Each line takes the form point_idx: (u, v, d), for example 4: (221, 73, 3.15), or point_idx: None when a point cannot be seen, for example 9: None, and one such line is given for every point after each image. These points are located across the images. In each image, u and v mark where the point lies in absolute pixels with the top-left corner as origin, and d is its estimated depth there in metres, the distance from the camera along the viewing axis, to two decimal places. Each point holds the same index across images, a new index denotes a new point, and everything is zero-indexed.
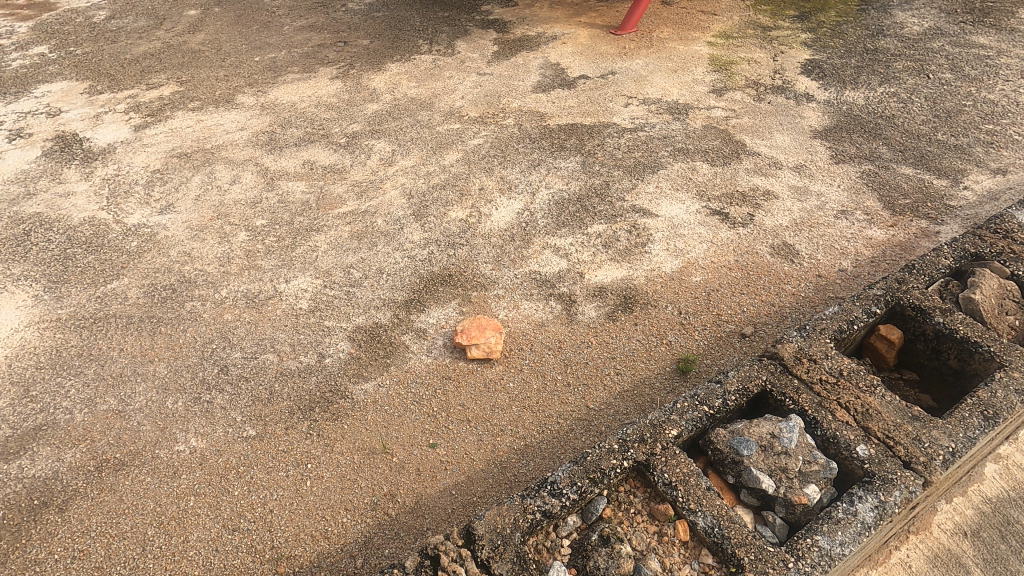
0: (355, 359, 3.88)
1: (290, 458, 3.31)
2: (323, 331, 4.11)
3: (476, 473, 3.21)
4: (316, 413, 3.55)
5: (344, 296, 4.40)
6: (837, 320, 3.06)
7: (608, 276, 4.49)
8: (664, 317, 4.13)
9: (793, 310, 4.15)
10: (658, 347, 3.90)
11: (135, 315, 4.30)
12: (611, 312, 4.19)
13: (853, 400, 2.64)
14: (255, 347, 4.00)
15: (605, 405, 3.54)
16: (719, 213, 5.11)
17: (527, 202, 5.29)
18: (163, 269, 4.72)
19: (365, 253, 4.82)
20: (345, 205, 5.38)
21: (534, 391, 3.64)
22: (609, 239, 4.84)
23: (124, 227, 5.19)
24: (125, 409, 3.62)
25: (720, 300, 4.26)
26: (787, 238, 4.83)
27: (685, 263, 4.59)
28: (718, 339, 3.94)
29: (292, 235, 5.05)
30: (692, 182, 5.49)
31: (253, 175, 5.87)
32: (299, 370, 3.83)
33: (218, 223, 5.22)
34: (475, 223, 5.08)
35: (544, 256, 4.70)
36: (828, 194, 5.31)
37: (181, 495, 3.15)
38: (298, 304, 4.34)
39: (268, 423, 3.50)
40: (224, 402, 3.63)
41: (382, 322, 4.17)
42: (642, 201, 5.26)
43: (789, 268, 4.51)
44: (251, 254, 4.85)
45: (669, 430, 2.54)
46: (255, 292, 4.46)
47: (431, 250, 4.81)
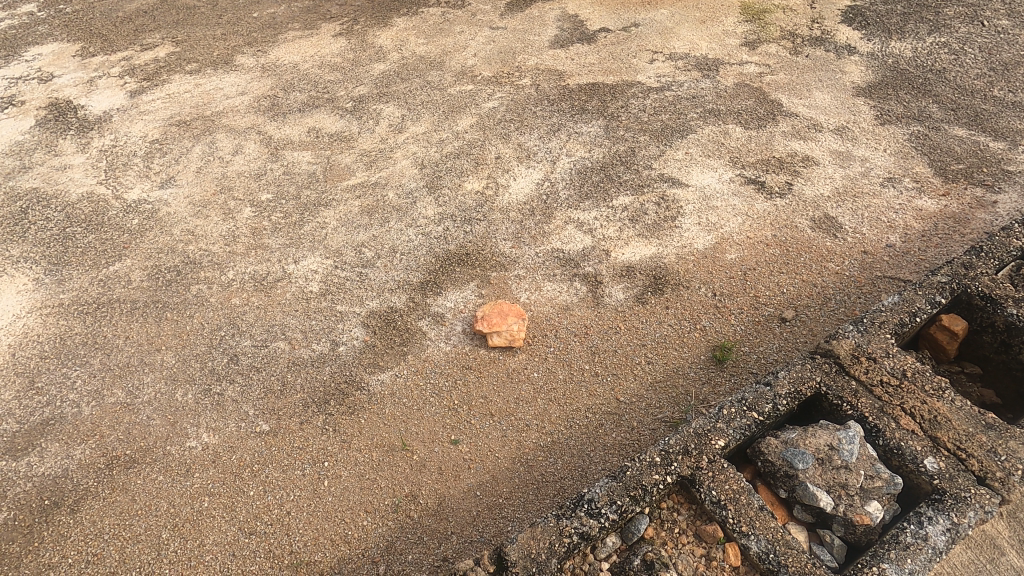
0: (370, 348, 3.69)
1: (306, 456, 3.16)
2: (336, 316, 3.90)
3: (501, 473, 3.04)
4: (331, 407, 3.39)
5: (356, 277, 4.17)
6: (898, 311, 2.77)
7: (636, 254, 4.20)
8: (697, 299, 3.86)
9: (837, 292, 3.85)
10: (692, 333, 3.65)
11: (139, 300, 4.11)
12: (641, 294, 3.92)
13: (918, 406, 2.40)
14: (265, 334, 3.82)
15: (636, 398, 3.32)
16: (754, 182, 4.75)
17: (546, 172, 4.95)
18: (167, 250, 4.50)
19: (376, 230, 4.55)
20: (355, 177, 5.08)
21: (559, 383, 3.44)
22: (636, 212, 4.52)
23: (124, 203, 4.95)
24: (133, 402, 3.48)
25: (757, 279, 3.97)
26: (829, 209, 4.47)
27: (719, 239, 4.29)
28: (756, 324, 3.67)
29: (299, 210, 4.79)
30: (724, 148, 5.10)
31: (256, 144, 5.56)
32: (312, 359, 3.65)
33: (221, 197, 4.96)
34: (492, 195, 4.77)
35: (566, 233, 4.40)
36: (873, 159, 4.90)
37: (195, 496, 3.03)
38: (308, 287, 4.13)
39: (281, 418, 3.35)
40: (235, 394, 3.48)
41: (397, 306, 3.95)
42: (671, 169, 4.90)
43: (831, 243, 4.19)
44: (257, 232, 4.61)
45: (715, 440, 2.33)
46: (263, 274, 4.25)
47: (446, 226, 4.53)
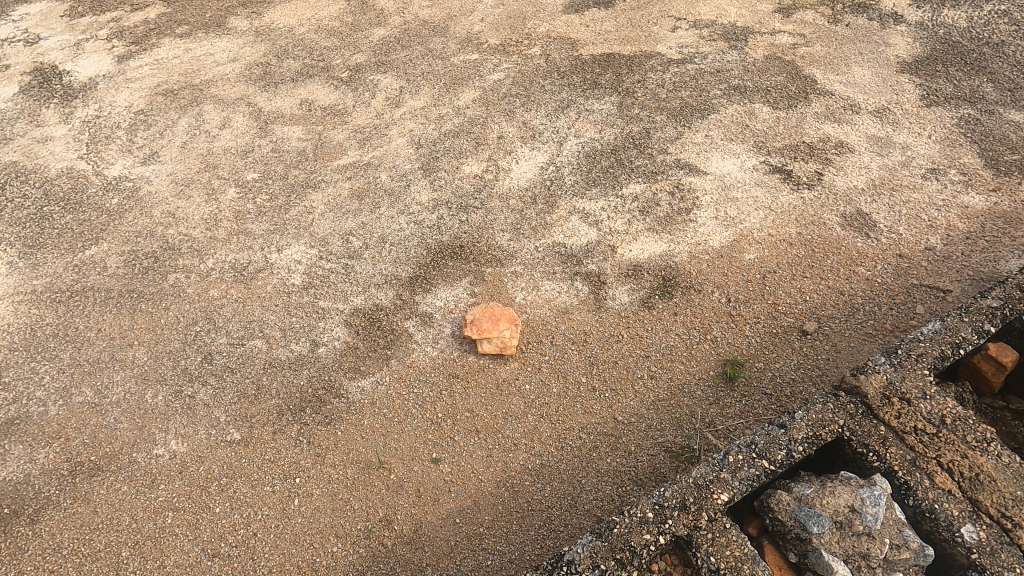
0: (351, 350, 3.44)
1: (277, 470, 2.96)
2: (317, 313, 3.65)
3: (484, 498, 2.80)
4: (306, 416, 3.17)
5: (341, 270, 3.89)
6: (939, 341, 2.41)
7: (644, 251, 3.84)
8: (709, 305, 3.51)
9: (866, 300, 3.46)
10: (701, 345, 3.32)
11: (114, 289, 3.88)
12: (647, 297, 3.59)
13: (958, 461, 2.07)
14: (242, 331, 3.59)
15: (635, 418, 3.03)
16: (780, 171, 4.31)
17: (551, 155, 4.55)
18: (145, 233, 4.25)
19: (366, 216, 4.24)
20: (346, 156, 4.74)
21: (553, 397, 3.16)
22: (647, 203, 4.13)
23: (104, 180, 4.69)
24: (101, 403, 3.29)
25: (778, 284, 3.59)
26: (863, 204, 4.03)
27: (737, 236, 3.90)
28: (773, 337, 3.32)
29: (286, 192, 4.48)
30: (748, 131, 4.63)
31: (244, 117, 5.21)
32: (289, 361, 3.42)
33: (205, 176, 4.67)
34: (492, 180, 4.40)
35: (570, 225, 4.04)
36: (916, 147, 4.40)
37: (158, 510, 2.85)
38: (290, 279, 3.87)
39: (254, 426, 3.14)
40: (207, 398, 3.28)
41: (383, 304, 3.67)
42: (689, 154, 4.47)
43: (863, 244, 3.77)
44: (240, 215, 4.33)
45: (717, 493, 2.05)
46: (244, 264, 3.99)
47: (440, 214, 4.20)
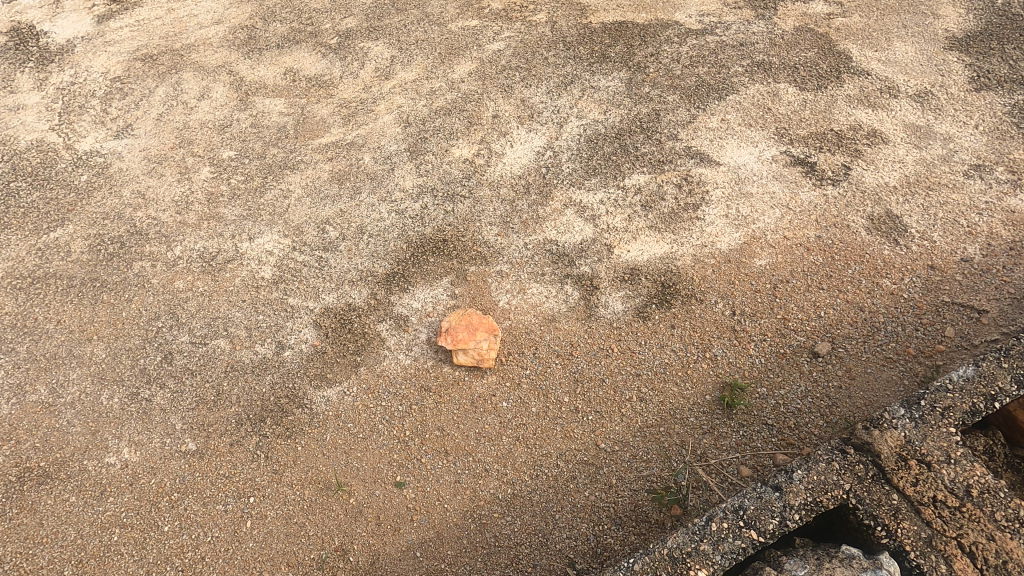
0: (318, 355, 3.20)
1: (230, 487, 2.78)
2: (286, 312, 3.39)
3: (447, 530, 2.59)
4: (266, 427, 2.96)
5: (315, 263, 3.61)
6: (971, 391, 2.04)
7: (643, 252, 3.48)
8: (711, 318, 3.17)
9: (889, 319, 3.08)
10: (699, 364, 3.01)
11: (76, 277, 3.67)
12: (643, 306, 3.25)
13: (984, 544, 1.76)
14: (206, 329, 3.36)
15: (619, 447, 2.76)
16: (802, 163, 3.87)
17: (549, 138, 4.15)
18: (113, 215, 4.00)
19: (345, 202, 3.92)
20: (329, 133, 4.39)
21: (531, 418, 2.90)
22: (650, 196, 3.75)
23: (74, 154, 4.42)
24: (55, 403, 3.12)
25: (790, 296, 3.23)
26: (894, 205, 3.59)
27: (748, 237, 3.52)
28: (779, 358, 2.99)
29: (262, 173, 4.17)
30: (770, 116, 4.16)
31: (224, 87, 4.86)
32: (252, 364, 3.19)
33: (179, 152, 4.37)
34: (482, 165, 4.04)
35: (564, 219, 3.68)
36: (959, 139, 3.91)
37: (105, 526, 2.70)
38: (260, 272, 3.60)
39: (211, 437, 2.95)
40: (164, 403, 3.08)
41: (356, 303, 3.40)
42: (701, 141, 4.03)
43: (890, 252, 3.36)
44: (212, 198, 4.05)
45: (694, 570, 1.82)
46: (213, 252, 3.73)
47: (424, 202, 3.86)
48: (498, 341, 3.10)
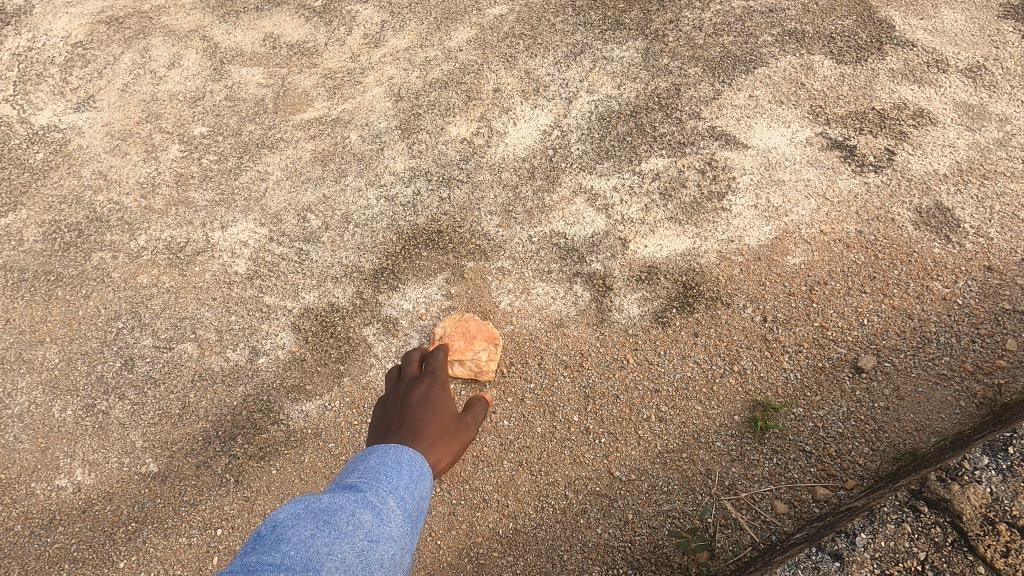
0: (297, 363, 2.85)
1: (196, 517, 2.46)
2: (261, 313, 3.03)
3: (441, 571, 2.29)
4: (237, 446, 2.63)
5: (294, 256, 3.23)
6: None
7: (662, 248, 3.10)
8: (740, 325, 2.81)
9: (941, 329, 2.73)
10: (726, 379, 2.66)
11: (29, 269, 3.29)
12: (662, 310, 2.89)
13: None
14: (171, 332, 3.00)
15: (635, 476, 2.43)
16: (841, 147, 3.45)
17: (557, 115, 3.72)
18: (71, 198, 3.60)
19: (328, 187, 3.52)
20: (312, 108, 3.95)
21: (535, 440, 2.56)
22: (670, 183, 3.34)
23: (30, 129, 3.99)
24: (2, 416, 2.79)
25: (828, 300, 2.86)
26: (945, 196, 3.19)
27: (780, 232, 3.13)
28: (817, 373, 2.64)
29: (237, 152, 3.75)
30: (804, 92, 3.72)
31: (197, 54, 4.38)
32: (223, 373, 2.84)
33: (146, 128, 3.94)
34: (482, 145, 3.62)
35: (573, 208, 3.29)
36: (1017, 120, 3.48)
37: (54, 561, 2.40)
38: (233, 265, 3.22)
39: (174, 456, 2.62)
40: (123, 417, 2.74)
41: (340, 303, 3.03)
42: (727, 120, 3.60)
43: (941, 250, 2.99)
44: (181, 180, 3.64)
45: None
46: (181, 242, 3.34)
47: (417, 188, 3.46)
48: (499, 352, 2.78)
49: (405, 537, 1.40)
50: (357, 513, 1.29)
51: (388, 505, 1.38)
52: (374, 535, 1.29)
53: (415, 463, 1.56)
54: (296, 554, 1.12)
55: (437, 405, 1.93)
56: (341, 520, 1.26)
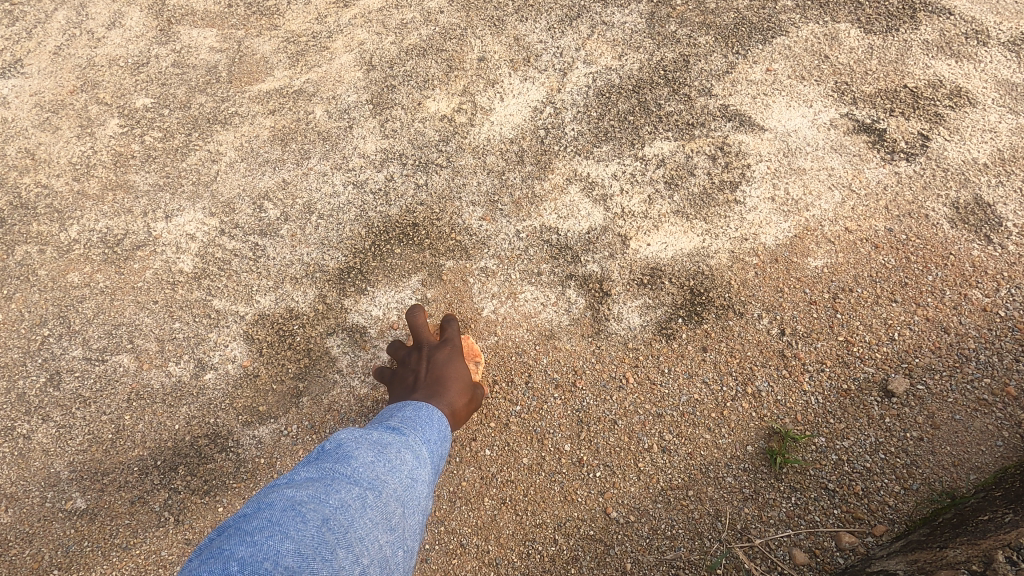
0: (249, 380, 2.48)
1: (129, 563, 2.13)
2: (209, 319, 2.64)
3: None
4: (178, 479, 2.28)
5: (248, 252, 2.83)
6: None
7: (667, 246, 2.73)
8: (754, 338, 2.48)
9: (981, 345, 2.41)
10: (738, 402, 2.34)
11: None
12: (666, 320, 2.54)
13: None
14: (105, 341, 2.61)
15: (635, 517, 2.13)
16: (869, 130, 3.06)
17: (550, 89, 3.28)
18: None
19: (289, 171, 3.09)
20: (272, 77, 3.47)
21: (521, 473, 2.24)
22: (677, 170, 2.94)
23: None
24: None
25: (853, 310, 2.53)
26: (985, 189, 2.83)
27: (800, 228, 2.77)
28: (841, 396, 2.32)
29: (185, 128, 3.29)
30: (828, 66, 3.30)
31: (141, 12, 3.85)
32: (164, 391, 2.48)
33: (81, 98, 3.45)
34: (464, 124, 3.19)
35: (567, 199, 2.90)
36: None
37: None
38: (178, 262, 2.82)
39: (106, 490, 2.27)
40: (47, 442, 2.38)
41: (300, 308, 2.65)
42: (741, 98, 3.19)
43: (980, 253, 2.64)
44: (121, 160, 3.18)
45: None
46: (119, 234, 2.92)
47: (389, 173, 3.04)
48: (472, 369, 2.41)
49: (435, 481, 1.65)
50: (403, 452, 1.55)
51: (423, 451, 1.65)
52: (416, 474, 1.54)
53: (443, 420, 1.83)
54: (362, 472, 1.41)
55: (456, 367, 2.16)
56: (392, 453, 1.53)
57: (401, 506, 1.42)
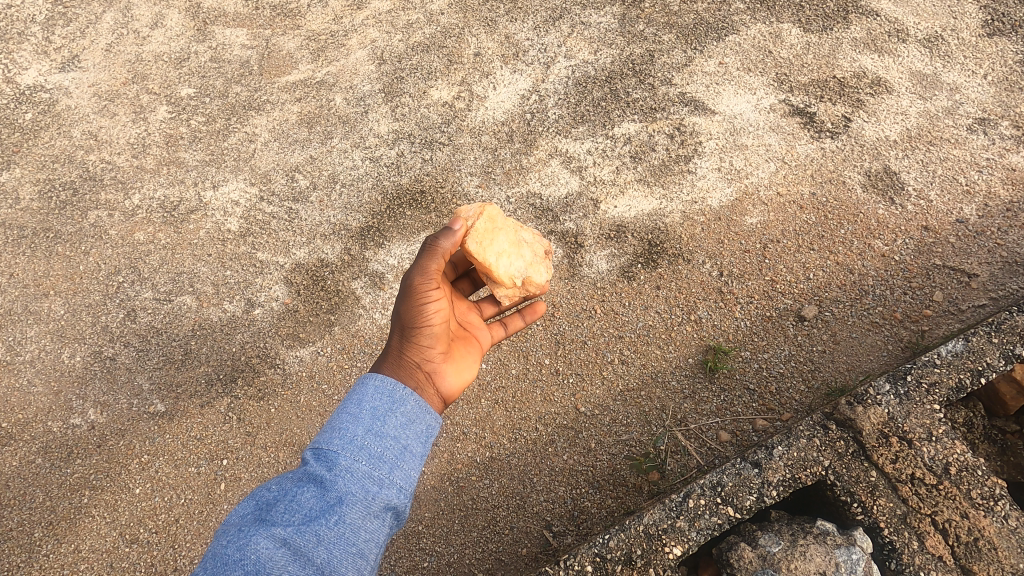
0: (290, 314, 3.07)
1: (203, 450, 2.72)
2: (255, 268, 3.22)
3: (426, 492, 2.61)
4: (237, 388, 2.87)
5: (285, 215, 3.41)
6: (958, 367, 2.02)
7: (631, 207, 3.33)
8: (698, 278, 3.08)
9: (878, 282, 3.02)
10: (683, 327, 2.94)
11: (28, 227, 3.43)
12: (628, 265, 3.14)
13: (956, 521, 1.77)
14: (170, 285, 3.19)
15: (599, 410, 2.73)
16: (801, 114, 3.66)
17: (535, 80, 3.86)
18: (63, 158, 3.70)
19: (316, 148, 3.66)
20: (297, 70, 4.05)
21: (511, 381, 2.84)
22: (641, 147, 3.54)
23: (17, 89, 4.04)
24: (14, 362, 3.00)
25: (779, 257, 3.13)
26: (892, 161, 3.44)
27: (740, 193, 3.36)
28: (765, 321, 2.92)
29: (225, 114, 3.86)
30: (771, 60, 3.90)
31: (180, 15, 4.40)
32: (221, 323, 3.06)
33: (133, 88, 4.01)
34: (463, 109, 3.77)
35: (549, 170, 3.49)
36: (966, 89, 3.68)
37: (74, 488, 2.65)
38: (226, 224, 3.39)
39: (180, 397, 2.86)
40: (130, 362, 2.96)
41: (329, 259, 3.23)
42: (696, 86, 3.78)
43: (884, 211, 3.25)
44: (172, 141, 3.75)
45: (669, 548, 1.78)
46: (175, 201, 3.49)
47: (400, 150, 3.62)
48: (477, 223, 2.25)
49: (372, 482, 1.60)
50: (305, 494, 1.51)
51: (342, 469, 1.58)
52: (326, 504, 1.51)
53: (377, 408, 1.73)
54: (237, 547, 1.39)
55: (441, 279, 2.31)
56: (288, 503, 1.49)
57: (296, 554, 1.42)
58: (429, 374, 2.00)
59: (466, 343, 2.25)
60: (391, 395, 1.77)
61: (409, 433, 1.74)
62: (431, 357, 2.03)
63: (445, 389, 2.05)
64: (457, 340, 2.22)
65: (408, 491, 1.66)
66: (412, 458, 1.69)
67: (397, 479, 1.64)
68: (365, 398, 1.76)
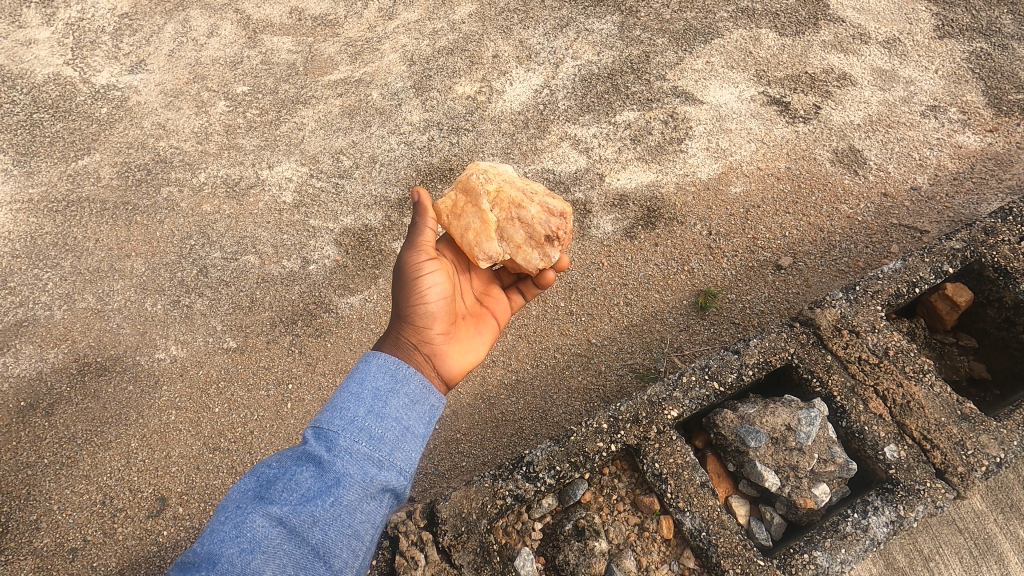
0: (340, 269, 3.57)
1: (271, 376, 3.21)
2: (308, 232, 3.73)
3: (462, 408, 3.14)
4: (297, 328, 3.36)
5: (332, 188, 3.93)
6: (898, 279, 2.49)
7: (631, 180, 3.86)
8: (690, 237, 3.59)
9: (844, 238, 3.54)
10: (678, 275, 3.44)
11: (109, 201, 3.96)
12: (630, 227, 3.65)
13: (893, 388, 2.25)
14: (235, 247, 3.70)
15: (608, 341, 3.24)
16: (778, 103, 4.22)
17: (547, 77, 4.44)
18: (136, 145, 4.26)
19: (357, 135, 4.21)
20: (338, 71, 4.62)
21: (532, 319, 3.33)
22: (639, 131, 4.09)
23: (92, 88, 4.61)
24: (103, 309, 3.50)
25: (759, 219, 3.65)
26: (856, 141, 3.98)
27: (725, 168, 3.90)
28: (747, 270, 3.43)
29: (276, 107, 4.42)
30: (751, 59, 4.48)
31: (233, 25, 4.99)
32: (281, 276, 3.56)
33: (195, 87, 4.58)
34: (484, 102, 4.33)
35: (560, 151, 4.03)
36: (920, 82, 4.25)
37: (162, 408, 3.15)
38: (282, 197, 3.92)
39: (249, 335, 3.35)
40: (203, 308, 3.45)
41: (372, 224, 3.74)
42: (686, 81, 4.36)
43: (849, 181, 3.79)
44: (230, 129, 4.31)
45: (667, 410, 2.22)
46: (236, 179, 4.03)
47: (431, 135, 4.17)
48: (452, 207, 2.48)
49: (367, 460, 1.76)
50: (306, 475, 1.70)
51: (339, 451, 1.75)
52: (323, 486, 1.69)
53: (375, 394, 1.90)
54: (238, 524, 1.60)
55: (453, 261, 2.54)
56: (290, 482, 1.68)
57: (294, 532, 1.62)
58: (427, 353, 2.21)
59: (472, 323, 2.43)
60: (393, 376, 1.95)
61: (412, 414, 1.93)
62: (427, 335, 2.24)
63: (445, 365, 2.26)
64: (467, 319, 2.45)
65: (407, 473, 1.84)
66: (411, 440, 1.87)
67: (397, 461, 1.81)
68: (367, 381, 1.94)
